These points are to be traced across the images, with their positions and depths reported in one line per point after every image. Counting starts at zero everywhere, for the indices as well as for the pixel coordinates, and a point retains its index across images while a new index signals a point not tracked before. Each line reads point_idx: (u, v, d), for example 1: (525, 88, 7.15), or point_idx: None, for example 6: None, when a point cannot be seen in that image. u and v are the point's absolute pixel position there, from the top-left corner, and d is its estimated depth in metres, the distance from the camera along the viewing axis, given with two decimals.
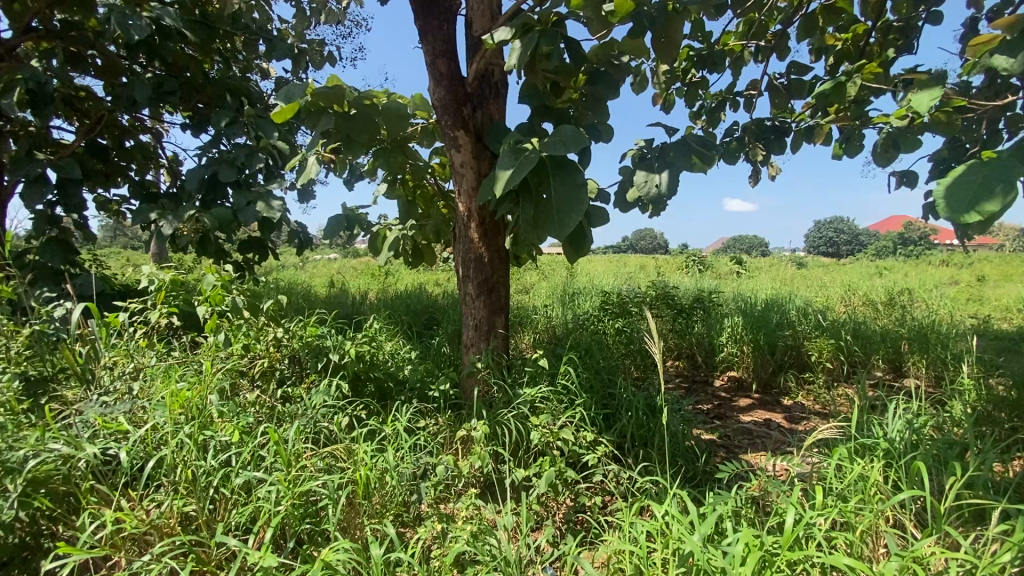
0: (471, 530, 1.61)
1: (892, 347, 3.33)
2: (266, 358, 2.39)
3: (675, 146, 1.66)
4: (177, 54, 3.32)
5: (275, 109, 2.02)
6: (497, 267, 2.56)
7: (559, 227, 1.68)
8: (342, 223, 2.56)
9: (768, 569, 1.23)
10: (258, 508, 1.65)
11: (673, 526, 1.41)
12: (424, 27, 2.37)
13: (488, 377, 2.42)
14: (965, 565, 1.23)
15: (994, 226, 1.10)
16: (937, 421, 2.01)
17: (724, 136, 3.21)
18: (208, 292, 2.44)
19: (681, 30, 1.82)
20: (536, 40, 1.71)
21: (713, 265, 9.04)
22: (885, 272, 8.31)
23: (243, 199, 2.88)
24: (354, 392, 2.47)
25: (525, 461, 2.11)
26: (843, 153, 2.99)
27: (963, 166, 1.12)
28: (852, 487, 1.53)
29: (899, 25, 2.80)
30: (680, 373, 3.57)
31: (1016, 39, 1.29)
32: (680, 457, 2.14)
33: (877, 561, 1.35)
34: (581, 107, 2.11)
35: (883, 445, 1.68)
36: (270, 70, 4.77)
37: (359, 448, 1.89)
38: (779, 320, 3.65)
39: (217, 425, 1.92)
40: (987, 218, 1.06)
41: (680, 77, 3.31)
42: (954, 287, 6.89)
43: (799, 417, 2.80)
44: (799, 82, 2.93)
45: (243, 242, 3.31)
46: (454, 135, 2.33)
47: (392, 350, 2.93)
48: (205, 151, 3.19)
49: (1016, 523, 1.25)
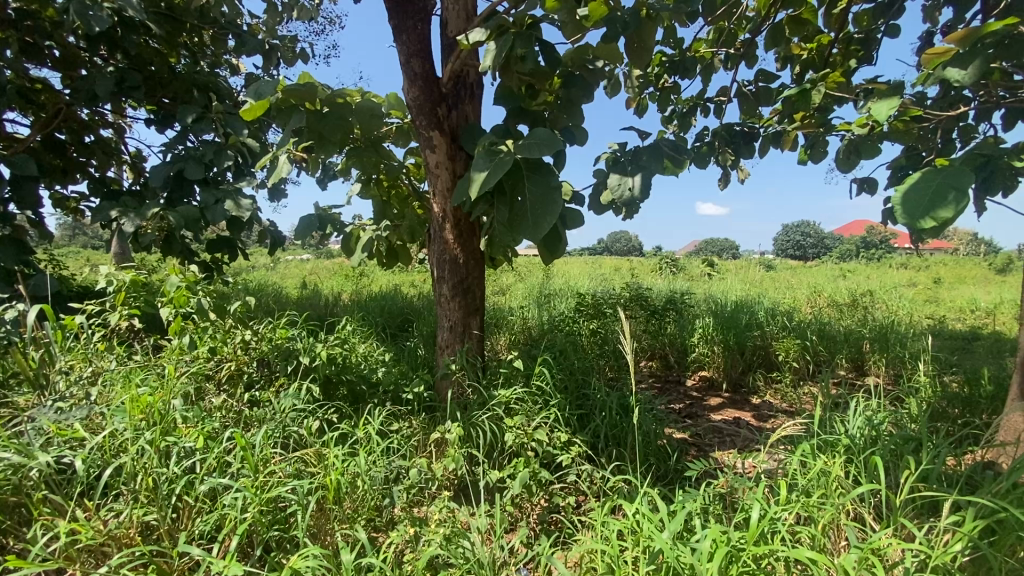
0: (444, 533, 1.59)
1: (854, 347, 3.45)
2: (233, 361, 2.32)
3: (648, 150, 1.68)
4: (141, 47, 3.21)
5: (244, 107, 1.97)
6: (473, 267, 2.55)
7: (533, 229, 1.68)
8: (314, 223, 2.50)
9: (735, 564, 1.25)
10: (224, 516, 1.60)
11: (644, 524, 1.42)
12: (398, 26, 2.34)
13: (463, 379, 2.41)
14: (922, 556, 1.27)
15: (947, 232, 1.16)
16: (895, 416, 2.08)
17: (696, 140, 3.27)
18: (171, 293, 2.32)
19: (653, 35, 1.86)
20: (511, 42, 1.71)
21: (685, 266, 9.27)
22: (848, 275, 8.67)
23: (212, 198, 2.80)
24: (326, 395, 2.41)
25: (499, 461, 2.11)
26: (809, 159, 3.08)
27: (919, 173, 1.17)
28: (814, 482, 1.58)
29: (860, 37, 2.91)
30: (653, 374, 3.62)
31: (968, 52, 1.41)
32: (652, 456, 2.17)
33: (838, 553, 1.39)
34: (556, 111, 2.14)
35: (844, 441, 1.74)
36: (242, 67, 4.66)
37: (330, 452, 1.85)
38: (748, 320, 3.75)
39: (181, 431, 1.86)
40: (941, 225, 1.12)
41: (653, 82, 3.37)
42: (908, 288, 7.30)
43: (767, 416, 2.87)
44: (767, 89, 3.01)
45: (210, 242, 3.22)
46: (429, 135, 2.32)
47: (366, 352, 2.90)
48: (170, 147, 3.10)
49: (967, 514, 1.29)
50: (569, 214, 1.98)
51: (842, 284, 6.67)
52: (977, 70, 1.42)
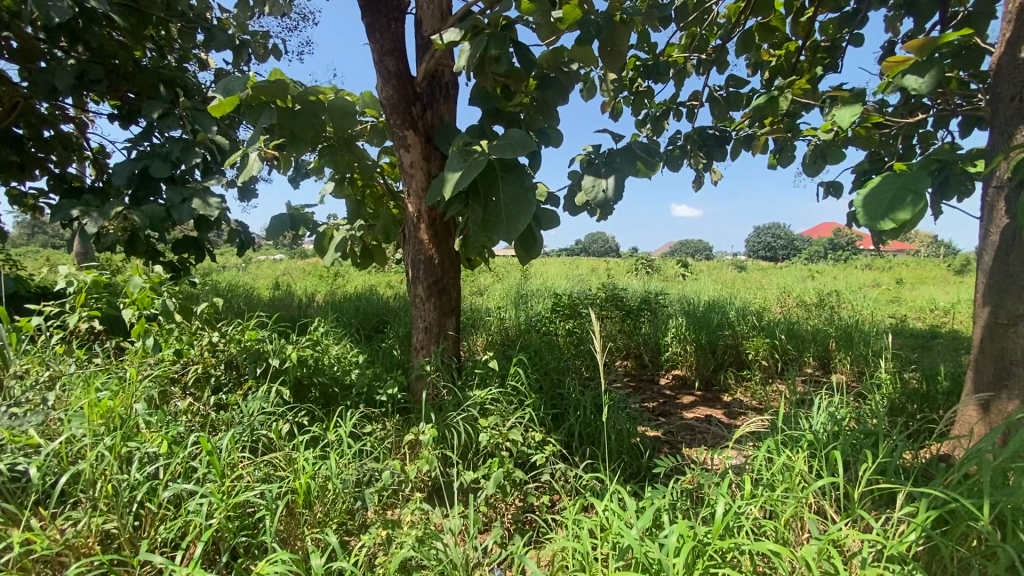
0: (417, 535, 1.58)
1: (821, 345, 3.56)
2: (199, 364, 2.26)
3: (621, 152, 1.70)
4: (103, 40, 3.10)
5: (212, 103, 1.92)
6: (448, 268, 2.54)
7: (507, 230, 1.69)
8: (286, 223, 2.45)
9: (701, 559, 1.28)
10: (188, 523, 1.56)
11: (614, 521, 1.44)
12: (372, 24, 2.32)
13: (438, 380, 2.40)
14: (878, 546, 1.32)
15: (908, 233, 1.21)
16: (858, 412, 2.15)
17: (669, 143, 3.33)
18: (134, 294, 2.23)
19: (627, 38, 1.87)
20: (485, 43, 1.72)
21: (659, 266, 9.43)
22: (815, 275, 8.94)
23: (179, 195, 2.72)
24: (297, 398, 2.36)
25: (474, 462, 2.11)
26: (777, 163, 3.17)
27: (881, 175, 1.23)
28: (778, 476, 1.62)
29: (826, 45, 3.01)
30: (628, 373, 3.67)
31: (925, 61, 1.49)
32: (625, 454, 2.20)
33: (800, 545, 1.44)
34: (532, 112, 2.15)
35: (808, 437, 1.79)
36: (211, 61, 4.54)
37: (300, 456, 1.82)
38: (719, 320, 3.84)
39: (144, 436, 1.80)
40: (901, 226, 1.17)
41: (628, 85, 3.42)
42: (871, 288, 7.59)
43: (737, 413, 2.94)
44: (737, 94, 3.10)
45: (177, 242, 3.13)
46: (403, 135, 2.30)
47: (339, 353, 2.85)
48: (135, 144, 3.01)
49: (920, 504, 1.35)
50: (544, 214, 1.99)
51: (810, 284, 6.90)
52: (933, 79, 1.47)
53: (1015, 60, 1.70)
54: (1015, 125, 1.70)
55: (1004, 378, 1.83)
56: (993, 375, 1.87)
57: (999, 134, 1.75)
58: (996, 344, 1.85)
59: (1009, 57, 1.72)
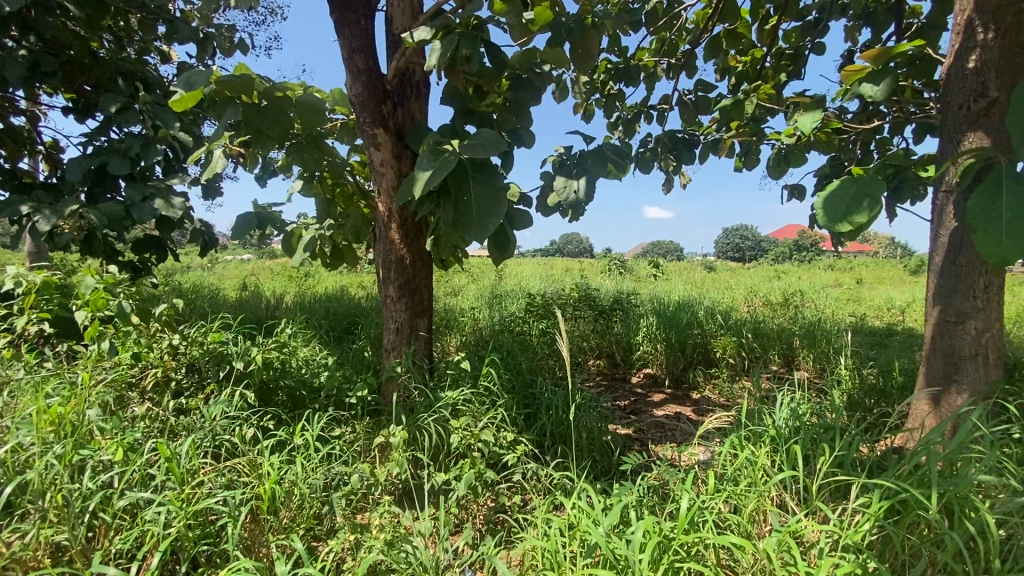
0: (386, 538, 1.56)
1: (786, 343, 3.68)
2: (158, 367, 2.18)
3: (591, 154, 1.71)
4: (57, 30, 2.96)
5: (173, 97, 1.85)
6: (420, 268, 2.52)
7: (478, 229, 1.67)
8: (252, 222, 2.38)
9: (666, 554, 1.30)
10: (145, 532, 1.51)
11: (582, 518, 1.45)
12: (341, 20, 2.29)
13: (409, 381, 2.38)
14: (835, 536, 1.37)
15: (865, 234, 1.27)
16: (818, 407, 2.22)
17: (640, 145, 3.38)
18: (87, 296, 2.13)
19: (598, 42, 1.89)
20: (455, 41, 1.71)
21: (632, 267, 9.57)
22: (780, 275, 9.24)
23: (139, 194, 2.61)
24: (262, 402, 2.31)
25: (445, 464, 2.09)
26: (743, 166, 3.26)
27: (839, 180, 1.27)
28: (742, 471, 1.67)
29: (790, 53, 3.10)
30: (600, 372, 3.71)
31: (879, 70, 1.56)
32: (595, 452, 2.23)
33: (762, 538, 1.48)
34: (504, 112, 2.15)
35: (771, 432, 1.84)
36: (174, 55, 4.40)
37: (264, 461, 1.78)
38: (688, 319, 3.91)
39: (97, 443, 1.73)
40: (858, 227, 1.22)
41: (600, 88, 3.46)
42: (834, 287, 7.89)
43: (706, 410, 3.01)
44: (705, 99, 3.18)
45: (136, 241, 3.00)
46: (373, 133, 2.27)
47: (307, 356, 2.79)
48: (91, 139, 2.88)
49: (872, 495, 1.41)
50: (517, 214, 1.98)
51: (776, 284, 7.11)
52: (887, 87, 1.55)
53: (964, 70, 1.78)
54: (964, 132, 1.79)
55: (953, 372, 1.92)
56: (944, 369, 1.96)
57: (948, 141, 1.84)
58: (946, 341, 1.93)
59: (957, 67, 1.81)
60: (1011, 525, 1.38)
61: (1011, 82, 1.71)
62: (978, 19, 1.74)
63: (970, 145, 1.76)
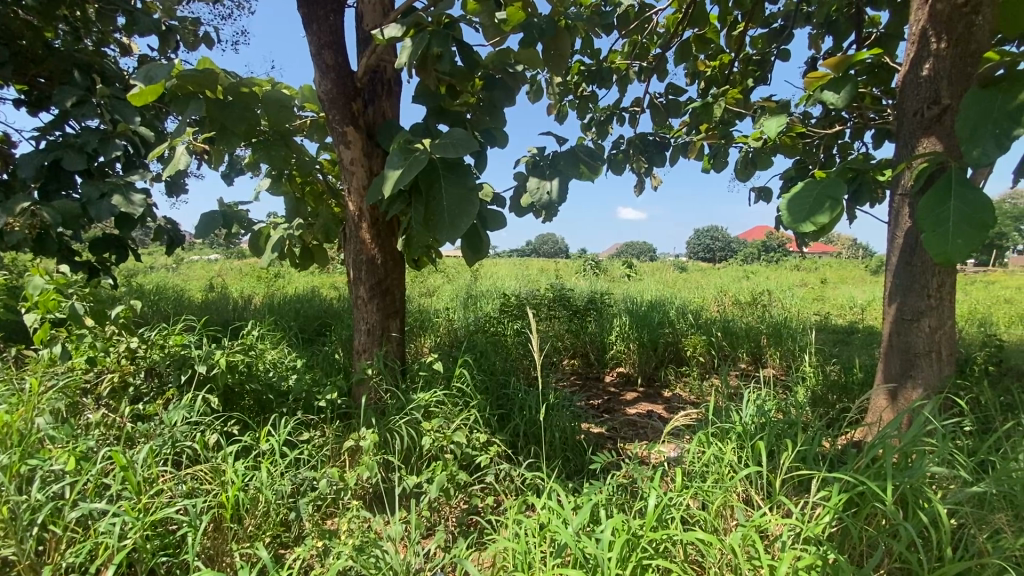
0: (355, 544, 1.53)
1: (754, 341, 3.77)
2: (116, 372, 2.11)
3: (564, 155, 1.71)
4: (6, 18, 2.82)
5: (132, 91, 1.76)
6: (391, 268, 2.48)
7: (450, 229, 1.64)
8: (218, 220, 2.27)
9: (635, 551, 1.31)
10: (99, 545, 1.44)
11: (552, 518, 1.46)
12: (309, 15, 2.24)
13: (381, 383, 2.33)
14: (796, 529, 1.40)
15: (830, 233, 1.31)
16: (783, 403, 2.28)
17: (612, 147, 3.42)
18: (36, 297, 1.94)
19: (570, 43, 1.89)
20: (426, 40, 1.69)
21: (606, 267, 9.68)
22: (749, 275, 9.49)
23: (95, 190, 2.48)
24: (227, 406, 2.24)
25: (417, 466, 2.07)
26: (712, 168, 3.33)
27: (803, 181, 1.31)
28: (709, 467, 1.70)
29: (757, 59, 3.19)
30: (574, 371, 3.74)
31: (840, 76, 1.61)
32: (569, 451, 2.25)
33: (728, 532, 1.51)
34: (478, 112, 2.13)
35: (737, 428, 1.88)
36: (135, 47, 4.24)
37: (228, 467, 1.72)
38: (660, 318, 3.97)
39: (47, 452, 1.65)
40: (822, 227, 1.27)
41: (573, 89, 3.48)
42: (800, 287, 8.13)
43: (677, 407, 3.06)
44: (676, 102, 3.23)
45: (93, 241, 2.87)
46: (343, 131, 2.23)
47: (275, 358, 2.72)
48: (44, 133, 2.75)
49: (832, 488, 1.45)
50: (490, 215, 1.97)
51: (745, 284, 7.30)
52: (848, 94, 1.61)
53: (918, 77, 1.86)
54: (918, 138, 1.87)
55: (909, 368, 2.00)
56: (901, 365, 2.03)
57: (904, 146, 1.92)
58: (902, 338, 2.01)
59: (912, 75, 1.89)
60: (961, 515, 1.44)
61: (961, 90, 1.79)
62: (932, 29, 1.81)
63: (923, 150, 1.84)
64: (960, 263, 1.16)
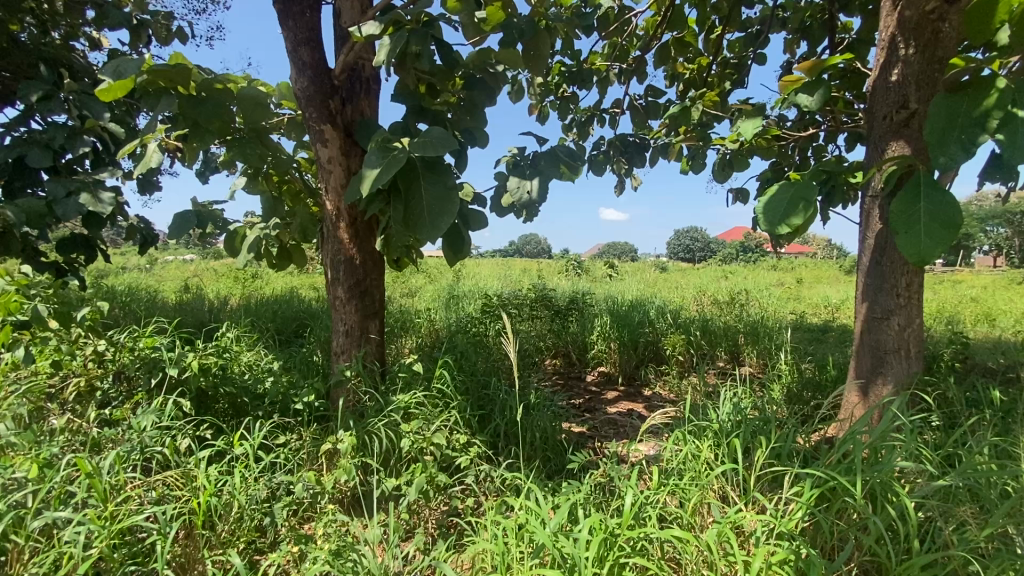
0: (332, 548, 1.50)
1: (732, 339, 3.83)
2: (82, 376, 2.05)
3: (544, 155, 1.70)
4: None
5: (100, 86, 1.70)
6: (371, 268, 2.45)
7: (430, 229, 1.63)
8: (191, 220, 2.21)
9: (612, 550, 1.32)
10: (63, 555, 1.40)
11: (530, 518, 1.46)
12: (285, 11, 2.20)
13: (360, 386, 2.28)
14: (770, 525, 1.43)
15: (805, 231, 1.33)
16: (759, 401, 2.31)
17: (593, 148, 3.43)
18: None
19: (549, 44, 1.89)
20: (405, 38, 1.67)
21: (587, 267, 9.73)
22: (728, 275, 9.63)
23: (62, 188, 2.38)
24: (200, 410, 2.19)
25: (396, 469, 2.05)
26: (690, 169, 3.37)
27: (776, 184, 1.34)
28: (686, 465, 1.72)
29: (734, 62, 3.24)
30: (556, 371, 3.74)
31: (814, 80, 1.66)
32: (549, 450, 2.25)
33: (703, 529, 1.52)
34: (458, 112, 2.12)
35: (714, 426, 1.91)
36: (105, 42, 4.14)
37: (201, 472, 1.68)
38: (640, 318, 4.01)
39: (8, 460, 1.59)
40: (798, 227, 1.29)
41: (553, 90, 3.49)
42: (778, 287, 8.28)
43: (657, 406, 3.08)
44: (655, 103, 3.27)
45: (60, 241, 2.78)
46: (321, 129, 2.20)
47: (251, 361, 2.67)
48: (9, 129, 2.65)
49: (804, 483, 1.48)
50: (471, 215, 1.96)
51: (724, 284, 7.39)
52: (820, 97, 1.68)
53: (888, 82, 1.91)
54: (887, 142, 1.92)
55: (880, 365, 2.05)
56: (872, 363, 2.08)
57: (874, 149, 1.97)
58: (872, 336, 2.06)
59: (882, 80, 1.93)
60: (928, 508, 1.48)
61: (928, 95, 1.85)
62: (901, 35, 1.86)
63: (893, 153, 1.89)
64: (931, 263, 1.19)
